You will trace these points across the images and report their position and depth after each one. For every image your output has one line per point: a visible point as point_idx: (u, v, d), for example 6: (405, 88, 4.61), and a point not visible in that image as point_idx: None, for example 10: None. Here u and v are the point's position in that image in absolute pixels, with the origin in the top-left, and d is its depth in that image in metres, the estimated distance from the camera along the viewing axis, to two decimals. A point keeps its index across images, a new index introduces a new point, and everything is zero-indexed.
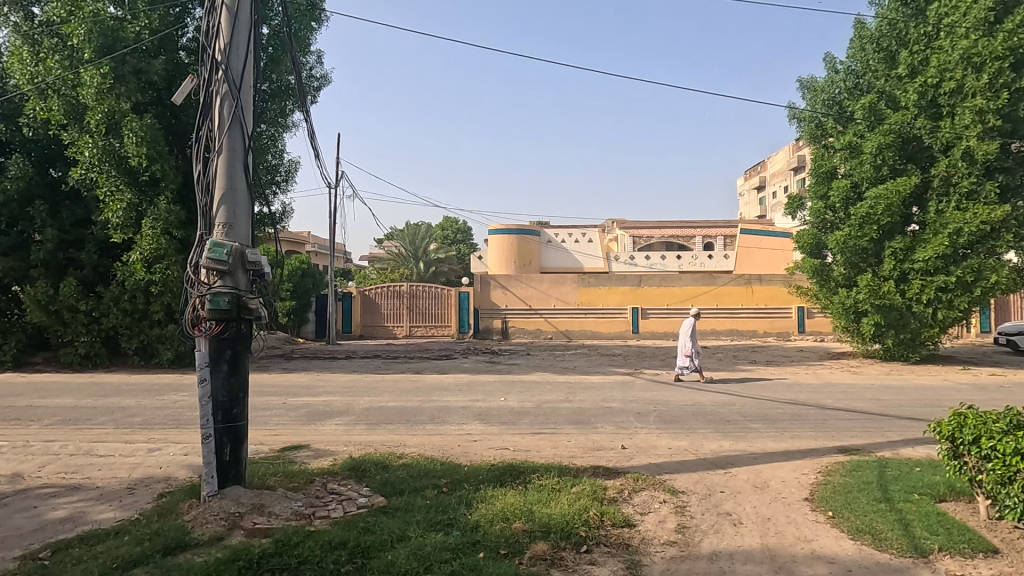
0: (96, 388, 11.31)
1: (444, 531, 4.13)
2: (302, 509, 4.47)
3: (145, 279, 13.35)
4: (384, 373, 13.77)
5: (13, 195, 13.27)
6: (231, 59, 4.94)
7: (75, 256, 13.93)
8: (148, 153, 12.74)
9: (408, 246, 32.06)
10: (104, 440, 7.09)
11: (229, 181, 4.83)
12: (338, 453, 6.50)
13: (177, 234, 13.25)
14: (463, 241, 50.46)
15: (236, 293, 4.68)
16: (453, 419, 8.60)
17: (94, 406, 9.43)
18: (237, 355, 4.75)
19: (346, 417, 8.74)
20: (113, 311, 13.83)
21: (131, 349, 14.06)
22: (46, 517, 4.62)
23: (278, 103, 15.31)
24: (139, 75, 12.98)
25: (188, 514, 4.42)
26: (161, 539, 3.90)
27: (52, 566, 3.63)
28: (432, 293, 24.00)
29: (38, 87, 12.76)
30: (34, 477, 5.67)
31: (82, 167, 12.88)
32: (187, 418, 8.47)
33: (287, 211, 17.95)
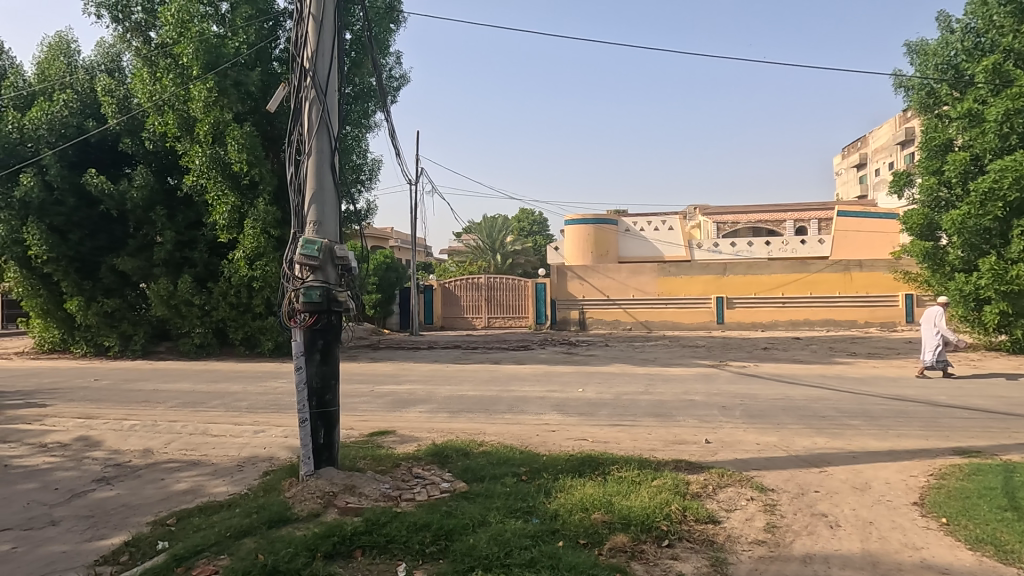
0: (209, 375, 12.51)
1: (523, 519, 4.20)
2: (390, 492, 4.72)
3: (248, 275, 14.56)
4: (464, 364, 14.14)
5: (137, 203, 14.83)
6: (318, 66, 5.23)
7: (190, 255, 15.41)
8: (248, 158, 13.85)
9: (485, 238, 32.57)
10: (217, 422, 7.85)
11: (318, 180, 5.13)
12: (422, 439, 6.78)
13: (274, 233, 14.30)
14: (539, 233, 50.42)
15: (326, 286, 4.99)
16: (531, 409, 8.69)
17: (208, 391, 10.45)
18: (328, 345, 5.06)
19: (429, 405, 9.08)
20: (222, 305, 15.18)
21: (237, 339, 15.43)
22: (171, 489, 5.19)
23: (361, 106, 16.09)
24: (238, 87, 14.04)
25: (288, 491, 4.79)
26: (266, 512, 4.26)
27: (178, 532, 4.08)
28: (510, 285, 24.18)
29: (155, 103, 14.20)
30: (161, 452, 6.40)
31: (194, 174, 14.22)
32: (287, 403, 9.18)
33: (372, 208, 18.83)
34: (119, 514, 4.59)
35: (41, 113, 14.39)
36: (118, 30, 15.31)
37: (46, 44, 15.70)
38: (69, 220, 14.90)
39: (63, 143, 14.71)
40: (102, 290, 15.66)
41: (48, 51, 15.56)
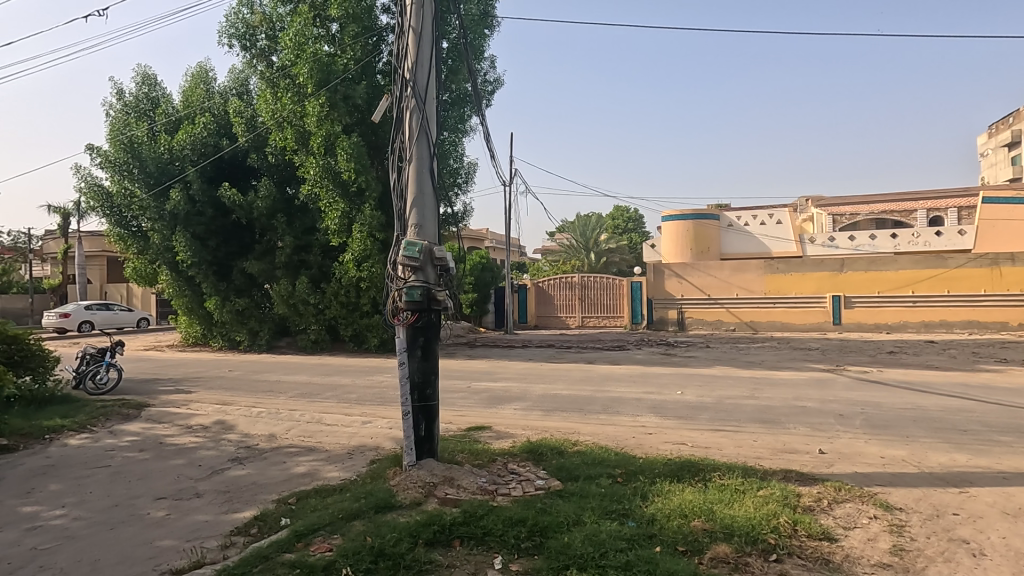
0: (323, 368, 13.57)
1: (619, 521, 4.13)
2: (486, 485, 4.86)
3: (356, 276, 15.59)
4: (558, 362, 14.17)
5: (262, 212, 16.40)
6: (418, 76, 5.49)
7: (306, 258, 16.77)
8: (355, 167, 14.85)
9: (579, 237, 32.39)
10: (330, 412, 8.51)
11: (418, 185, 5.38)
12: (517, 436, 6.90)
13: (379, 236, 15.21)
14: (635, 230, 49.19)
15: (427, 286, 5.23)
16: (627, 410, 8.52)
17: (322, 383, 11.35)
18: (428, 342, 5.30)
19: (523, 402, 9.21)
20: (334, 304, 16.37)
21: (347, 335, 16.60)
22: (292, 471, 5.70)
23: (457, 111, 16.66)
24: (347, 101, 15.08)
25: (393, 480, 5.08)
26: (373, 498, 4.54)
27: (297, 511, 4.47)
28: (604, 284, 23.84)
29: (277, 120, 15.63)
30: (284, 437, 7.05)
31: (309, 184, 15.49)
32: (391, 397, 9.72)
33: (468, 209, 19.39)
34: (249, 492, 5.12)
35: (187, 136, 16.41)
36: (246, 56, 17.07)
37: (189, 74, 17.83)
38: (208, 229, 16.85)
39: (203, 161, 16.65)
40: (234, 290, 17.50)
41: (191, 80, 17.67)
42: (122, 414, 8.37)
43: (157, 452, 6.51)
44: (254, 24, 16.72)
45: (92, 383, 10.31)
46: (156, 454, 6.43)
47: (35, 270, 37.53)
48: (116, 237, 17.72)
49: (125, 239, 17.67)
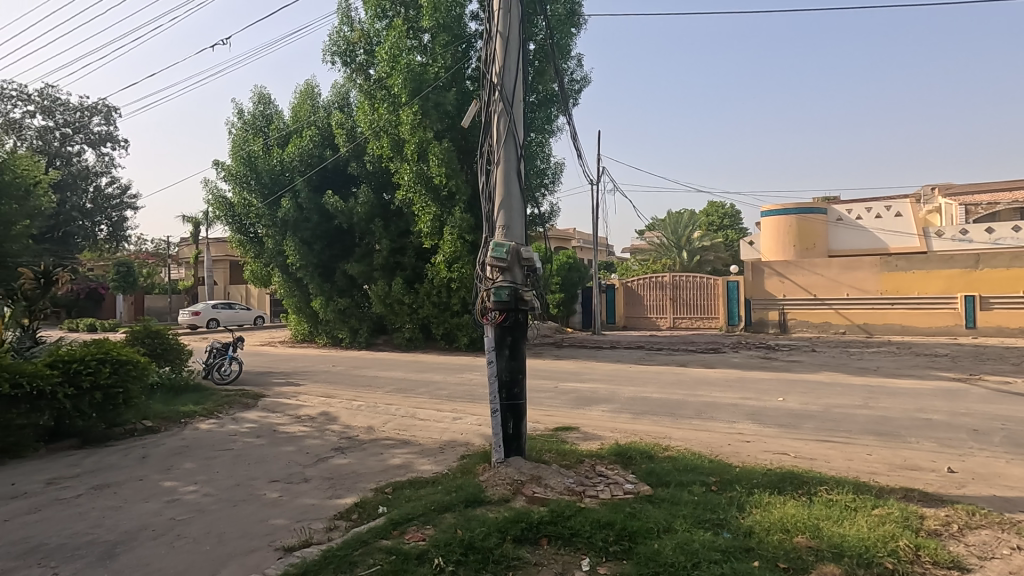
0: (417, 365, 14.18)
1: (713, 531, 3.95)
2: (574, 486, 4.84)
3: (447, 277, 16.14)
4: (648, 364, 13.80)
5: (362, 216, 17.44)
6: (505, 79, 5.58)
7: (401, 260, 17.60)
8: (446, 171, 15.40)
9: (670, 235, 31.33)
10: (423, 407, 8.88)
11: (506, 187, 5.47)
12: (605, 438, 6.80)
13: (468, 238, 15.66)
14: (731, 227, 46.69)
15: (514, 286, 5.30)
16: (722, 416, 8.12)
17: (416, 379, 11.86)
18: (516, 341, 5.36)
19: (612, 404, 9.06)
20: (427, 303, 17.05)
21: (439, 334, 17.22)
22: (389, 462, 6.02)
23: (544, 112, 16.74)
24: (438, 108, 15.66)
25: (482, 476, 5.20)
26: (463, 492, 4.67)
27: (394, 501, 4.71)
28: (697, 283, 22.88)
29: (374, 130, 16.57)
30: (381, 430, 7.45)
31: (404, 189, 16.25)
32: (481, 394, 9.96)
33: (555, 210, 19.41)
34: (350, 479, 5.47)
35: (296, 149, 17.85)
36: (347, 72, 18.27)
37: (298, 91, 19.32)
38: (314, 234, 18.19)
39: (310, 171, 18.01)
40: (337, 291, 18.72)
41: (299, 97, 19.13)
42: (242, 403, 9.27)
43: (271, 438, 7.15)
44: (353, 41, 17.82)
45: (218, 374, 11.50)
46: (270, 441, 7.05)
47: (173, 273, 42.51)
48: (237, 243, 19.60)
49: (244, 245, 19.49)
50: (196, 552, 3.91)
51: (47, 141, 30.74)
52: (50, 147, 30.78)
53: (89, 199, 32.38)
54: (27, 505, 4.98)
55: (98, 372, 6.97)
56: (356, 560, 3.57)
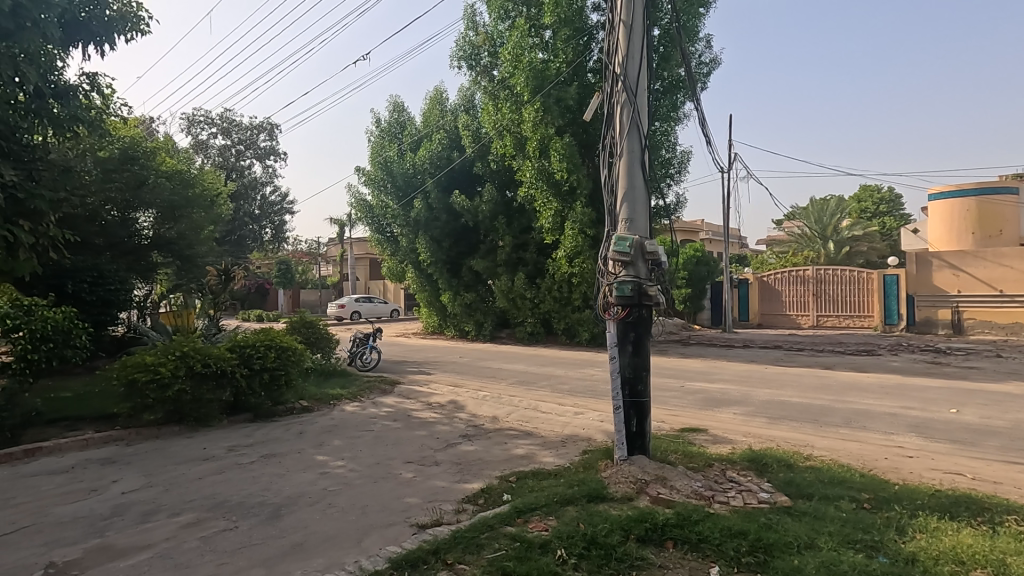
0: (539, 359, 14.41)
1: (865, 553, 3.55)
2: (702, 490, 4.62)
3: (568, 272, 16.18)
4: (786, 366, 12.70)
5: (486, 214, 18.07)
6: (629, 69, 5.44)
7: (523, 256, 17.96)
8: (568, 166, 15.42)
9: (813, 224, 28.46)
10: (545, 400, 9.00)
11: (629, 179, 5.34)
12: (736, 442, 6.40)
13: (590, 232, 15.57)
14: (889, 213, 41.20)
15: (638, 281, 5.15)
16: (876, 426, 7.25)
17: (538, 373, 12.06)
18: (639, 337, 5.23)
19: (744, 407, 8.49)
20: (548, 298, 17.25)
21: (560, 329, 17.35)
22: (512, 452, 6.20)
23: (670, 99, 16.08)
24: (559, 103, 15.71)
25: (604, 472, 5.15)
26: (586, 487, 4.67)
27: (517, 490, 4.84)
28: (847, 277, 20.57)
29: (498, 130, 17.06)
30: (505, 421, 7.70)
31: (526, 186, 16.56)
32: (603, 390, 9.85)
33: (681, 201, 18.57)
34: (477, 466, 5.72)
35: (427, 152, 18.99)
36: (472, 75, 19.03)
37: (428, 97, 20.45)
38: (443, 232, 19.22)
39: (439, 173, 19.07)
40: (463, 286, 19.63)
41: (430, 103, 20.26)
42: (380, 389, 10.10)
43: (406, 422, 7.71)
44: (478, 45, 18.48)
45: (360, 361, 12.63)
46: (405, 425, 7.61)
47: (323, 270, 47.45)
48: (376, 242, 21.31)
49: (381, 243, 21.15)
50: (345, 521, 4.35)
51: (226, 157, 35.85)
52: (228, 162, 35.86)
53: (257, 206, 37.21)
54: (214, 466, 5.89)
55: (266, 356, 8.04)
56: (483, 543, 3.74)
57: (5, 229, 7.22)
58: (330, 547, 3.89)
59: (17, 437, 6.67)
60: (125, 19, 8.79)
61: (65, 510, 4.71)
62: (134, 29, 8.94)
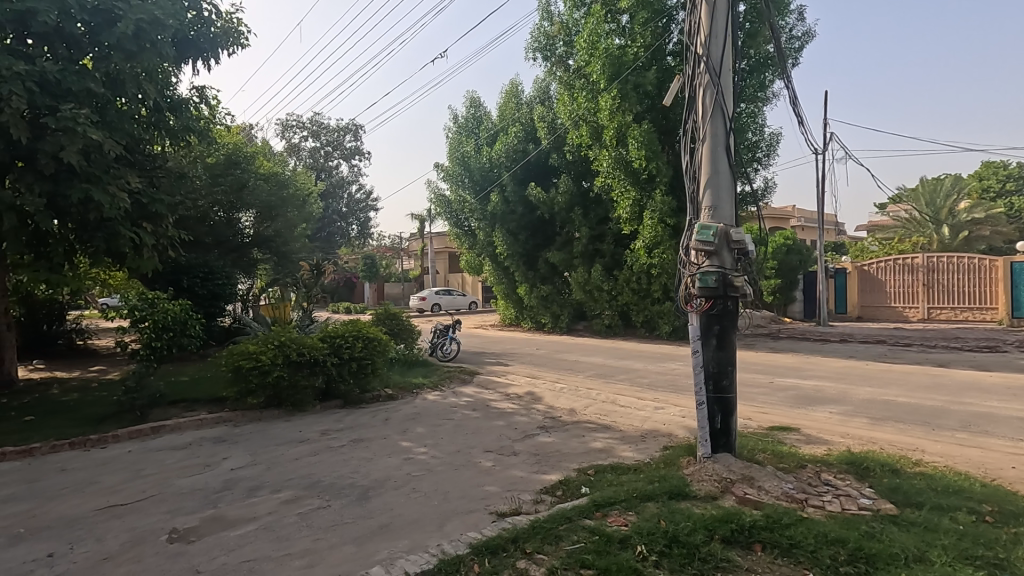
0: (617, 352, 14.19)
1: (986, 572, 3.20)
2: (794, 493, 4.36)
3: (647, 263, 15.77)
4: (891, 362, 11.67)
5: (562, 206, 17.96)
6: (712, 48, 5.17)
7: (600, 247, 17.70)
8: (646, 154, 14.96)
9: (924, 207, 25.87)
10: (623, 394, 8.86)
11: (713, 164, 5.10)
12: (832, 443, 5.98)
13: (670, 221, 15.08)
14: (1017, 193, 36.62)
15: (722, 271, 4.92)
16: (1000, 431, 6.50)
17: (616, 366, 11.87)
18: (724, 330, 5.02)
19: (841, 406, 7.91)
20: (626, 290, 16.92)
21: (639, 322, 16.98)
22: (590, 445, 6.15)
23: (757, 78, 15.18)
24: (638, 89, 15.25)
25: (686, 469, 4.99)
26: (667, 483, 4.55)
27: (596, 483, 4.81)
28: (965, 265, 18.51)
29: (574, 120, 16.88)
30: (583, 413, 7.66)
31: (603, 176, 16.28)
32: (684, 385, 9.54)
33: (770, 186, 17.51)
34: (555, 458, 5.74)
35: (503, 146, 19.15)
36: (547, 66, 18.93)
37: (504, 91, 20.56)
38: (519, 225, 19.33)
39: (515, 166, 19.19)
40: (540, 278, 19.67)
41: (506, 96, 20.38)
42: (460, 379, 10.38)
43: (485, 412, 7.87)
44: (554, 35, 18.32)
45: (441, 352, 13.02)
46: (484, 414, 7.77)
47: (404, 264, 49.36)
48: (454, 236, 21.82)
49: (460, 237, 21.61)
50: (427, 505, 4.52)
51: (316, 158, 38.09)
52: (318, 163, 38.10)
53: (345, 204, 39.32)
54: (309, 448, 6.32)
55: (353, 346, 8.50)
56: (561, 535, 3.75)
57: (131, 231, 8.14)
58: (414, 529, 4.06)
59: (144, 415, 7.50)
60: (228, 35, 9.57)
61: (184, 483, 5.24)
62: (235, 43, 9.68)
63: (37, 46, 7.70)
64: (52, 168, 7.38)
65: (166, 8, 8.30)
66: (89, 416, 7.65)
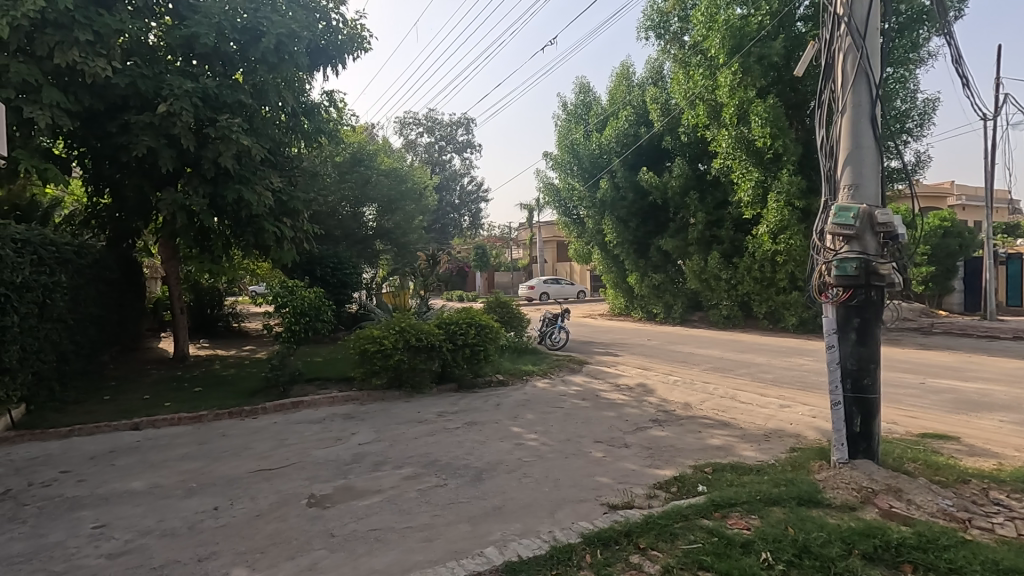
0: (737, 345, 13.36)
1: None
2: (953, 511, 3.82)
3: (771, 250, 14.62)
4: None
5: (676, 190, 17.14)
6: (855, 7, 4.59)
7: (718, 233, 16.72)
8: (772, 131, 13.81)
9: None
10: (744, 390, 8.31)
11: (854, 138, 4.57)
12: (1003, 457, 5.15)
13: (799, 204, 13.85)
14: None
15: (865, 257, 4.40)
16: None
17: (736, 359, 11.18)
18: (866, 324, 4.51)
19: (1015, 414, 6.78)
20: (747, 279, 15.85)
21: (762, 313, 15.86)
22: (707, 442, 5.85)
23: (909, 37, 13.33)
24: (763, 61, 14.08)
25: (818, 474, 4.57)
26: (795, 488, 4.20)
27: (714, 482, 4.57)
28: None
29: (690, 99, 16.02)
30: (698, 408, 7.31)
31: (722, 157, 15.28)
32: (815, 383, 8.74)
33: (922, 160, 15.41)
34: (668, 453, 5.54)
35: (613, 131, 18.68)
36: (661, 44, 18.10)
37: (614, 74, 20.01)
38: (630, 212, 18.80)
39: (626, 151, 18.66)
40: (651, 266, 19.03)
41: (616, 80, 19.83)
42: (569, 368, 10.39)
43: (595, 402, 7.80)
44: (667, 11, 17.43)
45: (550, 340, 13.10)
46: (594, 404, 7.71)
47: (514, 253, 50.30)
48: (563, 224, 21.76)
49: (569, 226, 21.50)
50: (538, 491, 4.58)
51: (431, 153, 39.91)
52: (433, 157, 39.90)
53: (458, 196, 40.92)
54: (427, 429, 6.68)
55: (467, 332, 8.83)
56: (677, 532, 3.61)
57: (275, 226, 9.12)
58: (526, 514, 4.13)
59: (287, 391, 8.38)
60: (354, 40, 10.26)
61: (320, 453, 5.79)
62: (359, 48, 10.37)
63: (200, 65, 8.81)
64: (213, 172, 8.45)
65: (301, 21, 9.10)
66: (244, 390, 8.72)
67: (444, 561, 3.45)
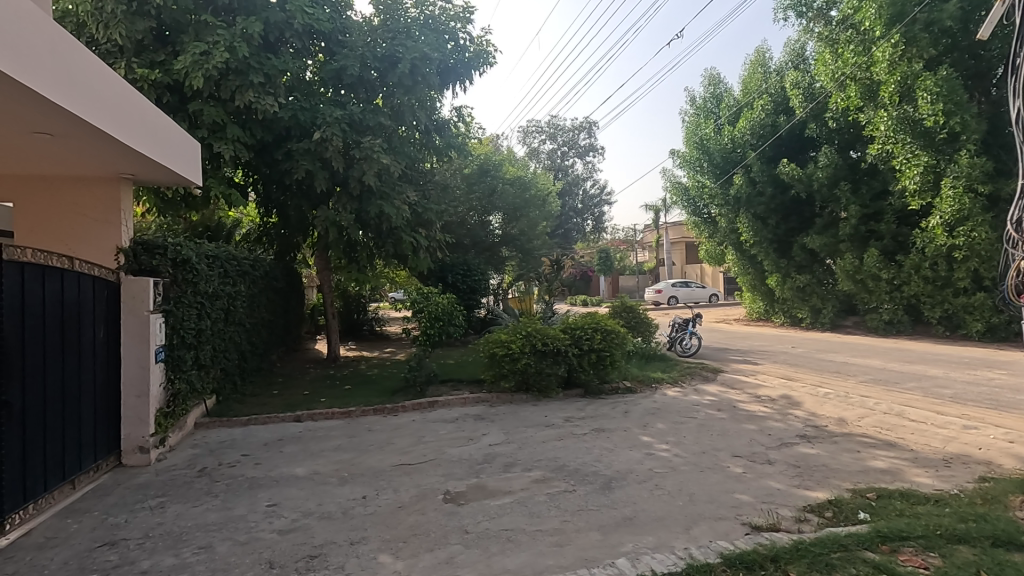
0: (903, 354, 11.76)
1: None
2: None
3: (947, 245, 12.63)
4: None
5: (824, 182, 15.49)
6: None
7: (876, 227, 14.86)
8: (945, 107, 11.96)
9: None
10: (914, 406, 7.25)
11: None
12: None
13: (983, 190, 11.80)
14: None
15: None
16: None
17: (902, 370, 9.81)
18: None
19: None
20: (915, 279, 13.90)
21: (935, 318, 13.87)
22: (868, 464, 5.17)
23: None
24: (932, 27, 12.24)
25: (1019, 511, 3.84)
26: (989, 526, 3.55)
27: (879, 510, 4.03)
28: None
29: (839, 80, 14.41)
30: (856, 425, 6.51)
31: (879, 142, 13.51)
32: (1010, 401, 7.34)
33: None
34: (820, 473, 5.00)
35: (748, 123, 17.41)
36: (803, 24, 16.52)
37: (749, 62, 18.67)
38: (768, 208, 17.35)
39: (763, 143, 17.32)
40: (795, 267, 17.40)
41: (750, 67, 18.48)
42: (702, 375, 9.84)
43: (732, 414, 7.29)
44: None
45: (680, 347, 12.45)
46: (731, 416, 7.20)
47: (640, 256, 48.98)
48: (692, 225, 20.70)
49: (699, 226, 20.37)
50: (672, 505, 4.38)
51: (553, 159, 40.34)
52: (556, 163, 40.27)
53: (580, 201, 40.89)
54: (554, 433, 6.71)
55: (593, 337, 8.73)
56: (835, 564, 3.23)
57: (411, 236, 9.84)
58: (660, 527, 3.96)
59: (424, 391, 8.93)
60: (480, 56, 10.71)
61: (454, 452, 6.08)
62: (485, 63, 10.79)
63: (347, 94, 9.77)
64: (359, 190, 9.30)
65: (432, 43, 9.73)
66: (387, 389, 9.47)
67: (575, 568, 3.44)
